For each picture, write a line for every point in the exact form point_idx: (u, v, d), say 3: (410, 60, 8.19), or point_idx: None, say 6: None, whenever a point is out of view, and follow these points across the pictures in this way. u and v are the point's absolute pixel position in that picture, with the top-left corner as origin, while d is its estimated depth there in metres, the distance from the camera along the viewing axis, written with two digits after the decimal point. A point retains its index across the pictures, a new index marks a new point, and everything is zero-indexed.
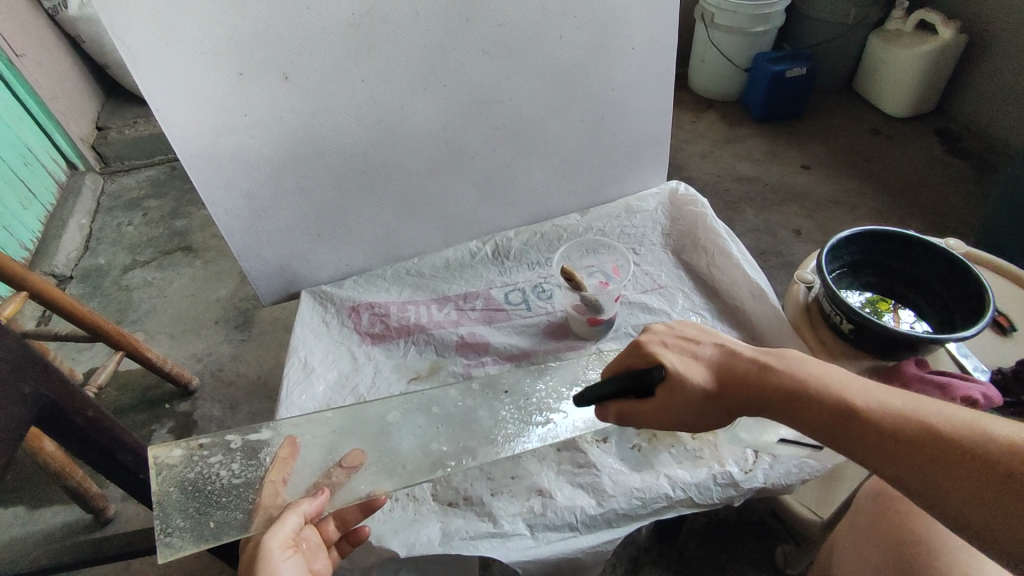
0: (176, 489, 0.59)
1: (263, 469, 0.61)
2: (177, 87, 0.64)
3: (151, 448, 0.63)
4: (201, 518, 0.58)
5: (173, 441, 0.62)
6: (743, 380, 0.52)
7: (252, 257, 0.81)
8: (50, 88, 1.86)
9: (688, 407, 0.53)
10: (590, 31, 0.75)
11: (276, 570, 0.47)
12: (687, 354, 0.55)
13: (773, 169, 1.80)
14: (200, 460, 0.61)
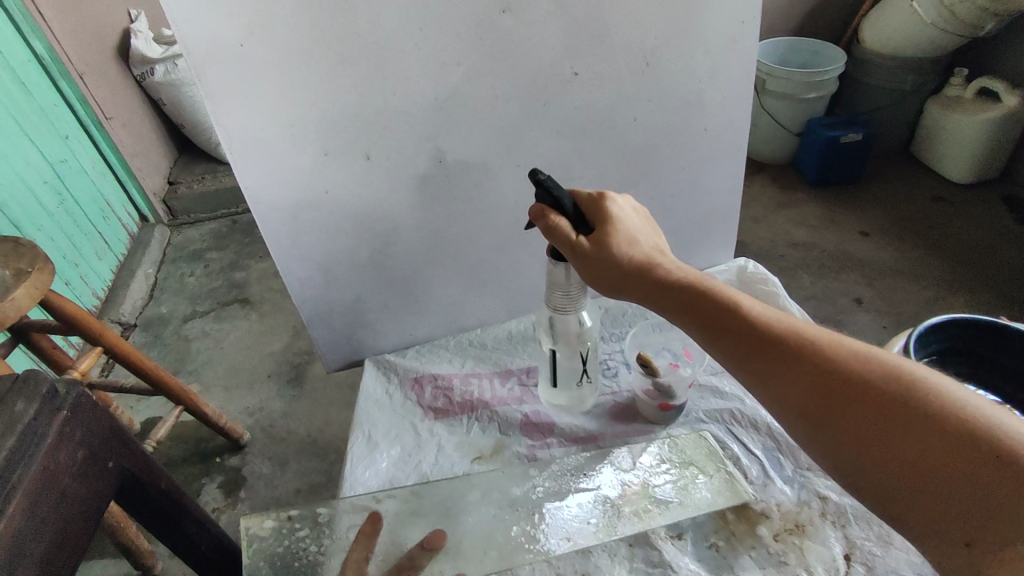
0: (266, 564, 0.64)
1: (342, 544, 0.65)
2: (267, 166, 0.67)
3: (245, 517, 0.69)
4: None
5: (265, 513, 0.68)
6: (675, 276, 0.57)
7: (321, 325, 0.82)
8: (131, 147, 1.99)
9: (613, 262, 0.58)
10: (664, 113, 0.75)
11: None
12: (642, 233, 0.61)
13: (830, 235, 1.76)
14: (289, 534, 0.67)
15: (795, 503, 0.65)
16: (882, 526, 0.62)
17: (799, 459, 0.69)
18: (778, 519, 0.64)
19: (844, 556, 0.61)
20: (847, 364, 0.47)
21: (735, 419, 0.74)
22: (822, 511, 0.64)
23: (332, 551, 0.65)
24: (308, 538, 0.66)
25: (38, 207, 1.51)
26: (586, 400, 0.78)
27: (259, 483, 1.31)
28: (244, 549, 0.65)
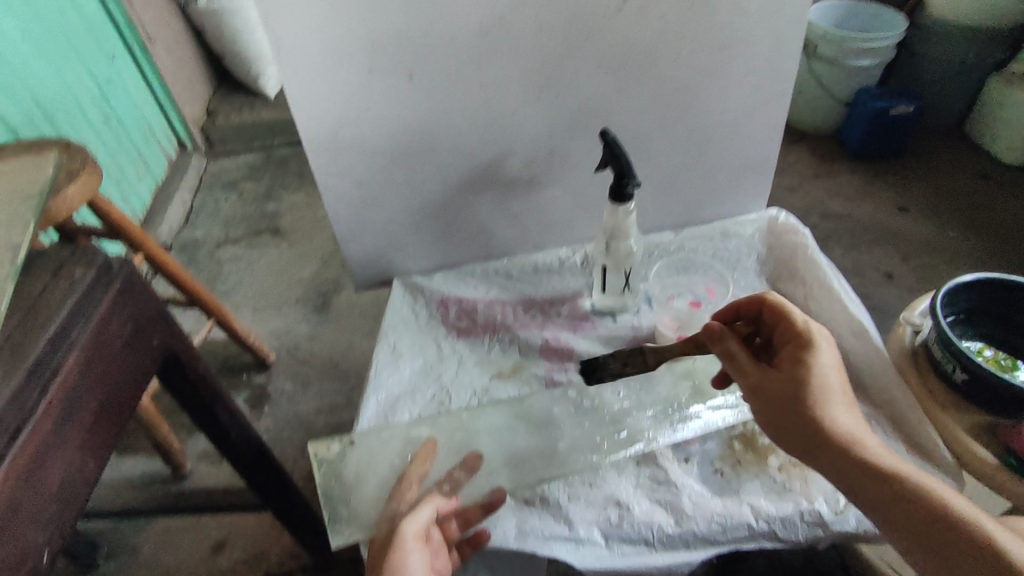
0: (337, 483, 0.67)
1: (398, 469, 0.67)
2: (311, 77, 0.68)
3: (310, 442, 0.70)
4: (349, 512, 0.65)
5: (331, 437, 0.70)
6: (843, 418, 0.55)
7: (353, 243, 0.85)
8: (172, 72, 2.01)
9: (777, 386, 0.57)
10: (710, 51, 0.74)
11: (405, 563, 0.55)
12: (835, 381, 0.57)
13: (866, 207, 1.73)
14: (352, 455, 0.68)
15: None
16: None
17: None
18: (785, 451, 0.66)
19: None
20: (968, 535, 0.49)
21: None
22: None
23: (374, 473, 0.67)
24: (366, 468, 0.67)
25: (84, 124, 1.56)
26: (628, 306, 0.82)
27: (283, 400, 1.37)
28: (316, 472, 0.67)
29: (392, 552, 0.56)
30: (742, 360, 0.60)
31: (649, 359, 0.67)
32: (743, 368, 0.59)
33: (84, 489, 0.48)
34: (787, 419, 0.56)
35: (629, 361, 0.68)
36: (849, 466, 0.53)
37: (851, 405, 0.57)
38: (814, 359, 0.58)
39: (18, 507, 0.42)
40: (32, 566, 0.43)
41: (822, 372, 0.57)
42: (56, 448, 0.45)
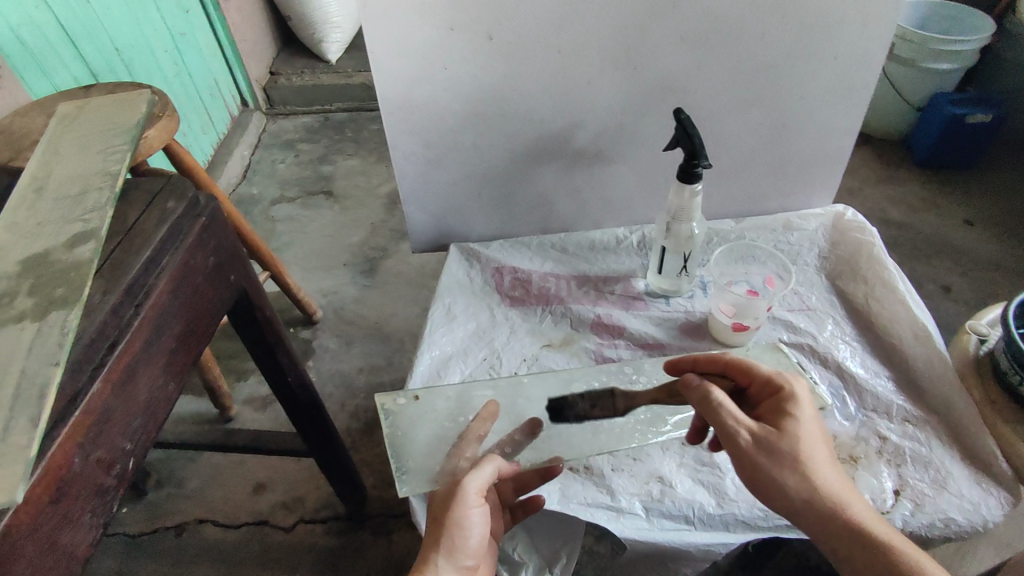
0: (403, 435, 0.66)
1: (459, 426, 0.66)
2: (394, 33, 0.69)
3: (376, 395, 0.69)
4: (412, 462, 0.64)
5: (397, 390, 0.69)
6: (824, 472, 0.53)
7: (414, 204, 0.87)
8: (242, 31, 2.06)
9: (763, 441, 0.54)
10: (796, 34, 0.72)
11: (468, 516, 0.54)
12: (811, 432, 0.55)
13: (929, 218, 1.66)
14: (418, 410, 0.68)
15: (852, 437, 0.66)
16: (938, 472, 0.63)
17: (865, 400, 0.69)
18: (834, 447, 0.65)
19: (893, 491, 0.62)
20: None
21: (809, 352, 0.74)
22: (878, 448, 0.65)
23: (427, 423, 0.67)
24: (430, 421, 0.67)
25: (157, 72, 1.61)
26: (682, 290, 0.82)
27: (327, 356, 1.41)
28: (382, 421, 0.67)
29: (457, 504, 0.54)
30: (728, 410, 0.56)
31: (618, 403, 0.70)
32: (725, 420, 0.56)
33: (162, 406, 0.51)
34: (775, 473, 0.52)
35: (598, 402, 0.70)
36: (836, 526, 0.51)
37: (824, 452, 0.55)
38: (788, 413, 0.56)
39: (111, 414, 0.44)
40: (119, 470, 0.45)
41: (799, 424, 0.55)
42: (145, 362, 0.48)
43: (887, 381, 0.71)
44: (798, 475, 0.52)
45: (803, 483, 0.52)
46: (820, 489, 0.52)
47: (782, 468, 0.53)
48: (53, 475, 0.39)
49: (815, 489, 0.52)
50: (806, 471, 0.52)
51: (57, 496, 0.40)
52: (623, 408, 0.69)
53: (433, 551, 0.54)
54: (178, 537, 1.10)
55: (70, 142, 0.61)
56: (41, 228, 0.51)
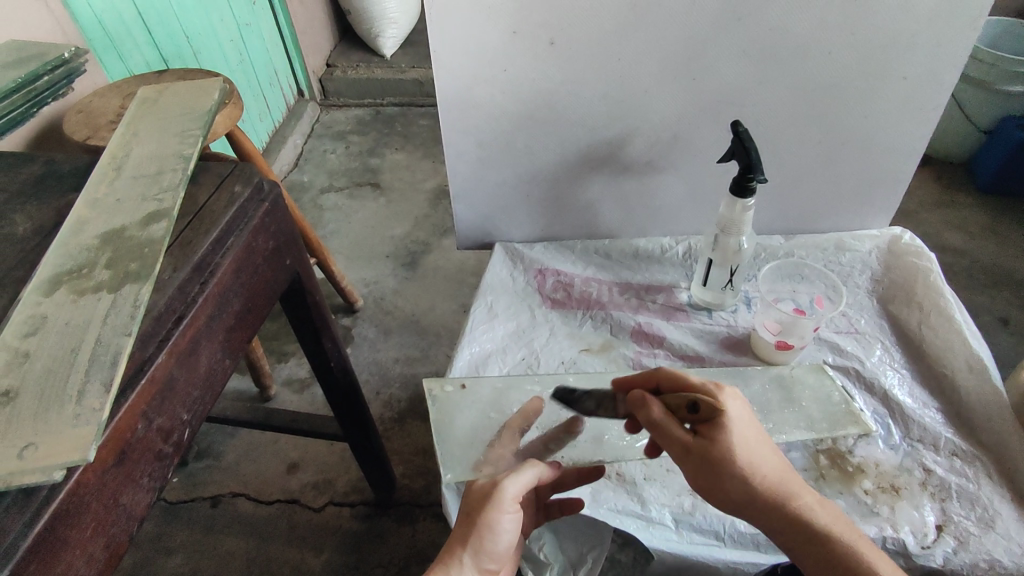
0: (446, 421, 0.66)
1: (500, 419, 0.66)
2: (457, 34, 0.70)
3: (425, 379, 0.70)
4: (453, 450, 0.64)
5: (445, 378, 0.70)
6: (766, 473, 0.52)
7: (463, 202, 0.88)
8: (303, 23, 2.12)
9: (698, 450, 0.53)
10: (863, 52, 0.71)
11: (499, 523, 0.55)
12: (747, 433, 0.53)
13: (990, 246, 1.60)
14: (462, 399, 0.68)
15: (895, 467, 0.65)
16: (986, 512, 0.60)
17: (911, 430, 0.67)
18: (876, 475, 0.64)
19: (936, 526, 0.60)
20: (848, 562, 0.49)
21: (854, 376, 0.72)
22: (923, 482, 0.63)
23: (464, 418, 0.67)
24: (475, 411, 0.67)
25: (221, 61, 1.67)
26: (726, 304, 0.81)
27: (365, 344, 1.45)
28: (428, 407, 0.67)
29: (491, 509, 0.55)
30: (668, 426, 0.54)
31: (618, 407, 0.62)
32: (667, 438, 0.54)
33: (219, 380, 0.53)
34: (719, 483, 0.52)
35: (602, 403, 0.64)
36: (782, 523, 0.51)
37: (759, 445, 0.53)
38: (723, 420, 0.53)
39: (173, 385, 0.47)
40: (176, 439, 0.48)
41: (735, 429, 0.53)
42: (206, 338, 0.50)
43: (936, 413, 0.69)
44: (744, 478, 0.51)
45: (747, 489, 0.52)
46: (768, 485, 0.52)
47: (724, 478, 0.52)
48: (119, 438, 0.42)
49: (760, 487, 0.52)
50: (749, 475, 0.52)
51: (121, 457, 0.42)
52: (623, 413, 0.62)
53: (460, 548, 0.55)
54: (212, 508, 1.15)
55: (149, 125, 0.65)
56: (120, 205, 0.54)
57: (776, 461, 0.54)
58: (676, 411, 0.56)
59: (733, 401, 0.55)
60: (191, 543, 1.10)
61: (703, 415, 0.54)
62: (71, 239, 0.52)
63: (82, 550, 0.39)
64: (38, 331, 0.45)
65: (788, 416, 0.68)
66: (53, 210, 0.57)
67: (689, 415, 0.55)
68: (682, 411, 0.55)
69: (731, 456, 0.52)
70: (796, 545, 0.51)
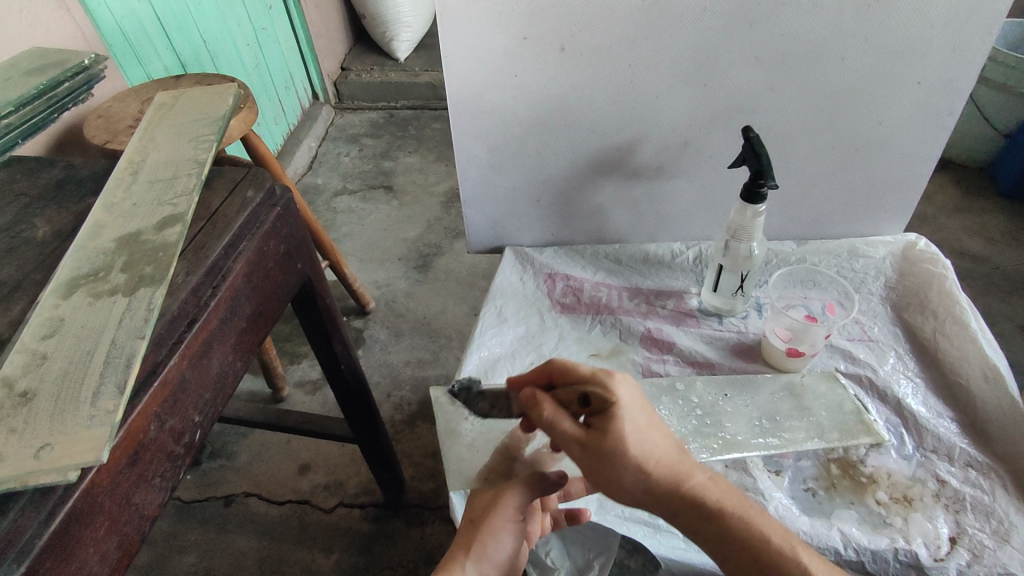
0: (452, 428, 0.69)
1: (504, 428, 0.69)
2: (467, 39, 0.71)
3: (432, 389, 0.72)
4: (459, 463, 0.65)
5: (453, 386, 0.72)
6: (658, 456, 0.51)
7: (473, 206, 0.88)
8: (318, 27, 2.14)
9: (586, 443, 0.52)
10: (877, 57, 0.70)
11: (497, 536, 0.56)
12: (637, 417, 0.52)
13: (1010, 252, 1.57)
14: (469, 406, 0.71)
15: (908, 477, 0.64)
16: (1001, 524, 0.59)
17: (924, 440, 0.66)
18: (888, 485, 0.63)
19: (949, 538, 0.59)
20: (744, 537, 0.48)
21: (866, 384, 0.71)
22: (936, 493, 0.62)
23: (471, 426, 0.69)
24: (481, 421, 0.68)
25: (238, 65, 1.69)
26: (736, 309, 0.81)
27: (376, 346, 1.46)
28: (436, 413, 0.70)
29: (488, 523, 0.56)
30: (557, 421, 0.54)
31: (512, 406, 0.69)
32: (559, 433, 0.54)
33: (230, 382, 0.54)
34: (612, 476, 0.51)
35: (495, 403, 0.70)
36: (676, 505, 0.50)
37: (648, 431, 0.52)
38: (608, 411, 0.52)
39: (185, 386, 0.48)
40: (188, 440, 0.48)
41: (624, 419, 0.52)
42: (218, 341, 0.51)
43: (951, 423, 0.68)
44: (631, 468, 0.51)
45: (637, 475, 0.51)
46: (656, 472, 0.51)
47: (615, 467, 0.51)
48: (132, 439, 0.42)
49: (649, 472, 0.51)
50: (639, 461, 0.51)
51: (134, 457, 0.43)
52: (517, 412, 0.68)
53: (463, 556, 0.55)
54: (225, 507, 1.16)
55: (165, 130, 0.66)
56: (137, 209, 0.55)
57: (667, 440, 0.53)
58: (568, 405, 0.56)
59: (623, 387, 0.54)
60: (203, 542, 1.11)
61: (592, 407, 0.53)
62: (88, 243, 0.53)
63: (95, 550, 0.40)
64: (55, 332, 0.46)
65: (796, 426, 0.68)
66: (72, 215, 0.58)
67: (580, 408, 0.55)
68: (575, 405, 0.55)
69: (619, 446, 0.51)
70: (693, 526, 0.50)
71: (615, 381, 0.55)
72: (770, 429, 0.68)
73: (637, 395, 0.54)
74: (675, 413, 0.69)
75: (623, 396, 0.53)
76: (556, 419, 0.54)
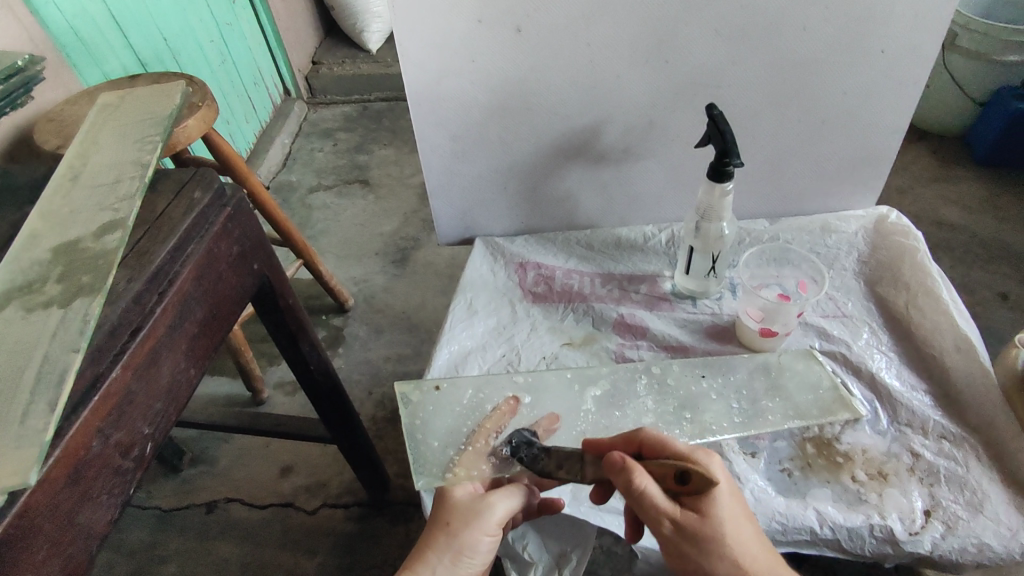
0: (419, 426, 0.65)
1: (474, 421, 0.65)
2: (421, 24, 0.68)
3: (396, 383, 0.69)
4: (424, 453, 0.63)
5: (416, 380, 0.68)
6: (750, 547, 0.50)
7: (440, 197, 0.87)
8: (285, 20, 2.09)
9: (681, 526, 0.48)
10: (840, 26, 0.69)
11: (476, 545, 0.55)
12: (732, 509, 0.50)
13: (987, 220, 1.57)
14: (438, 398, 0.67)
15: (884, 452, 0.63)
16: (974, 495, 0.59)
17: (899, 414, 0.66)
18: (863, 461, 0.63)
19: (923, 511, 0.59)
20: None
21: (842, 361, 0.71)
22: (911, 466, 0.62)
23: (440, 421, 0.65)
24: (448, 414, 0.66)
25: (202, 63, 1.65)
26: (710, 291, 0.80)
27: (356, 344, 1.44)
28: (401, 410, 0.66)
29: (467, 534, 0.54)
30: (651, 498, 0.48)
31: (587, 470, 0.54)
32: (651, 512, 0.49)
33: (184, 391, 0.52)
34: (700, 560, 0.49)
35: (565, 464, 0.55)
36: None
37: (742, 522, 0.50)
38: (710, 499, 0.49)
39: (132, 399, 0.46)
40: (138, 453, 0.47)
41: (722, 505, 0.49)
42: (168, 349, 0.49)
43: (924, 395, 0.67)
44: (725, 556, 0.49)
45: (729, 563, 0.49)
46: (746, 563, 0.49)
47: (709, 553, 0.48)
48: (73, 458, 0.41)
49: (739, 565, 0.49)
50: (733, 551, 0.49)
51: (76, 476, 0.41)
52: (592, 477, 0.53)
53: (436, 559, 0.53)
54: (207, 514, 1.14)
55: (108, 132, 0.63)
56: (75, 216, 0.54)
57: (756, 534, 0.51)
58: (660, 480, 0.49)
59: (720, 471, 0.51)
60: (186, 550, 1.10)
61: (692, 487, 0.48)
62: (23, 254, 0.51)
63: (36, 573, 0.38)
64: None
65: (773, 405, 0.67)
66: (8, 225, 0.56)
67: (676, 486, 0.49)
68: (670, 483, 0.49)
69: (718, 534, 0.48)
70: None
71: (711, 462, 0.51)
72: (748, 408, 0.66)
73: (731, 483, 0.51)
74: (652, 397, 0.68)
75: (721, 482, 0.50)
76: (655, 502, 0.48)
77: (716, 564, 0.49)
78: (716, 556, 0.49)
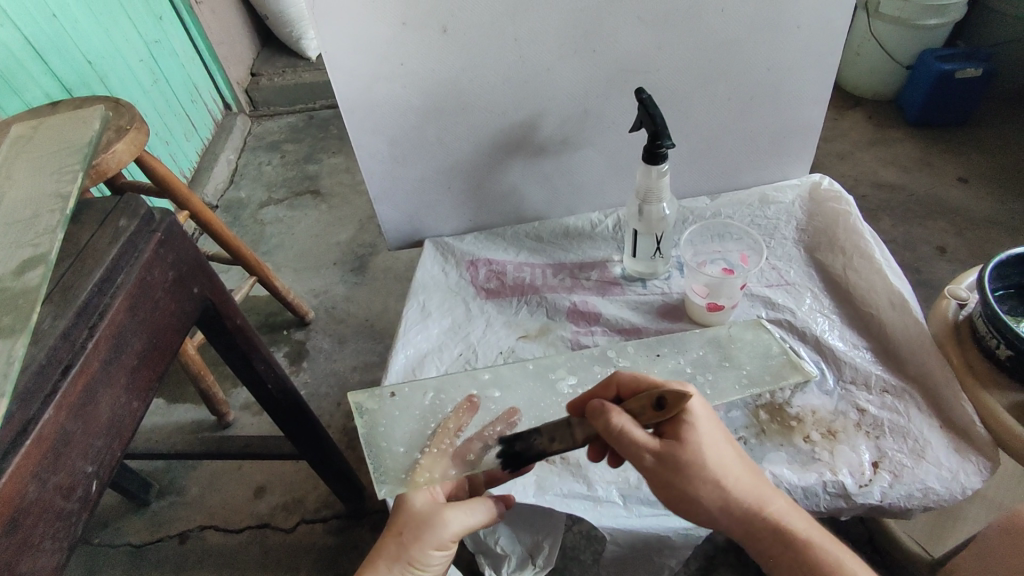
0: (379, 434, 0.65)
1: (433, 423, 0.65)
2: (345, 31, 0.67)
3: (348, 392, 0.68)
4: (388, 460, 0.63)
5: (368, 387, 0.68)
6: (733, 469, 0.52)
7: (385, 202, 0.86)
8: (218, 34, 2.04)
9: (663, 455, 0.51)
10: (756, 5, 0.71)
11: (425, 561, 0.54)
12: (708, 432, 0.53)
13: (923, 178, 1.63)
14: (395, 403, 0.67)
15: (832, 411, 0.66)
16: (917, 443, 0.62)
17: (843, 373, 0.69)
18: (811, 422, 0.65)
19: (872, 464, 0.61)
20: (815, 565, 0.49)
21: (788, 328, 0.73)
22: (858, 422, 0.64)
23: (399, 428, 0.65)
24: (406, 419, 0.66)
25: (134, 85, 1.60)
26: (659, 271, 0.81)
27: (320, 356, 1.42)
28: (356, 420, 0.66)
29: (418, 549, 0.54)
30: (628, 430, 0.51)
31: (577, 433, 0.56)
32: (629, 445, 0.52)
33: (128, 425, 0.51)
34: (685, 491, 0.51)
35: (555, 435, 0.57)
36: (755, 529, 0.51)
37: (721, 447, 0.52)
38: (687, 423, 0.52)
39: (68, 439, 0.45)
40: (82, 493, 0.46)
41: (699, 428, 0.52)
42: (104, 384, 0.48)
43: (865, 352, 0.70)
44: (709, 483, 0.51)
45: (717, 490, 0.51)
46: (734, 491, 0.51)
47: (693, 481, 0.51)
48: (5, 507, 0.40)
49: (724, 489, 0.51)
50: (718, 476, 0.51)
51: (10, 525, 0.40)
52: (583, 439, 0.56)
53: (385, 567, 0.53)
54: (181, 545, 1.12)
55: (23, 165, 0.61)
56: None
57: (741, 462, 0.53)
58: (639, 414, 0.53)
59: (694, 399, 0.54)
60: None
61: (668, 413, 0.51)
62: None
63: None
64: None
65: (725, 377, 0.68)
66: None
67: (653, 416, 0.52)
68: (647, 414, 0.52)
69: (697, 457, 0.51)
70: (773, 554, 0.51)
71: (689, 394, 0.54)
72: (701, 382, 0.68)
73: (707, 410, 0.54)
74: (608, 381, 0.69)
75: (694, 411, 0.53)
76: (634, 434, 0.51)
77: (704, 492, 0.51)
78: (700, 484, 0.51)
